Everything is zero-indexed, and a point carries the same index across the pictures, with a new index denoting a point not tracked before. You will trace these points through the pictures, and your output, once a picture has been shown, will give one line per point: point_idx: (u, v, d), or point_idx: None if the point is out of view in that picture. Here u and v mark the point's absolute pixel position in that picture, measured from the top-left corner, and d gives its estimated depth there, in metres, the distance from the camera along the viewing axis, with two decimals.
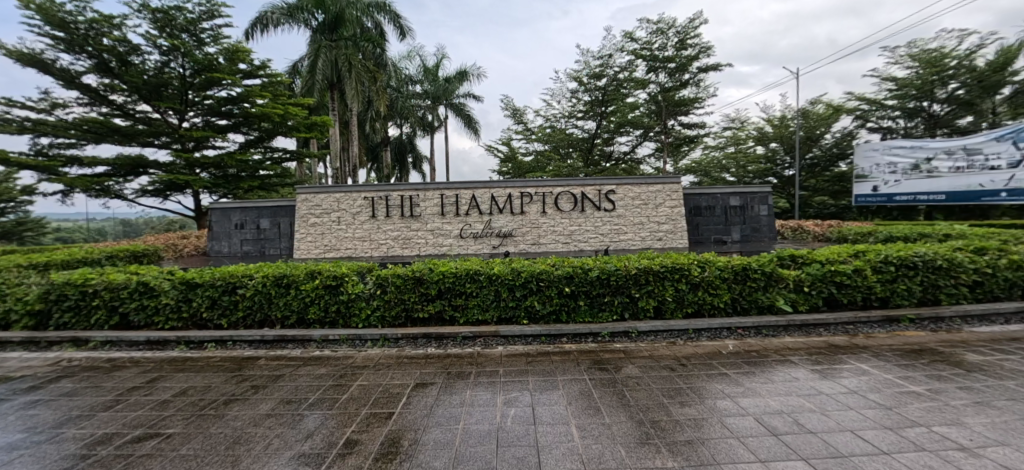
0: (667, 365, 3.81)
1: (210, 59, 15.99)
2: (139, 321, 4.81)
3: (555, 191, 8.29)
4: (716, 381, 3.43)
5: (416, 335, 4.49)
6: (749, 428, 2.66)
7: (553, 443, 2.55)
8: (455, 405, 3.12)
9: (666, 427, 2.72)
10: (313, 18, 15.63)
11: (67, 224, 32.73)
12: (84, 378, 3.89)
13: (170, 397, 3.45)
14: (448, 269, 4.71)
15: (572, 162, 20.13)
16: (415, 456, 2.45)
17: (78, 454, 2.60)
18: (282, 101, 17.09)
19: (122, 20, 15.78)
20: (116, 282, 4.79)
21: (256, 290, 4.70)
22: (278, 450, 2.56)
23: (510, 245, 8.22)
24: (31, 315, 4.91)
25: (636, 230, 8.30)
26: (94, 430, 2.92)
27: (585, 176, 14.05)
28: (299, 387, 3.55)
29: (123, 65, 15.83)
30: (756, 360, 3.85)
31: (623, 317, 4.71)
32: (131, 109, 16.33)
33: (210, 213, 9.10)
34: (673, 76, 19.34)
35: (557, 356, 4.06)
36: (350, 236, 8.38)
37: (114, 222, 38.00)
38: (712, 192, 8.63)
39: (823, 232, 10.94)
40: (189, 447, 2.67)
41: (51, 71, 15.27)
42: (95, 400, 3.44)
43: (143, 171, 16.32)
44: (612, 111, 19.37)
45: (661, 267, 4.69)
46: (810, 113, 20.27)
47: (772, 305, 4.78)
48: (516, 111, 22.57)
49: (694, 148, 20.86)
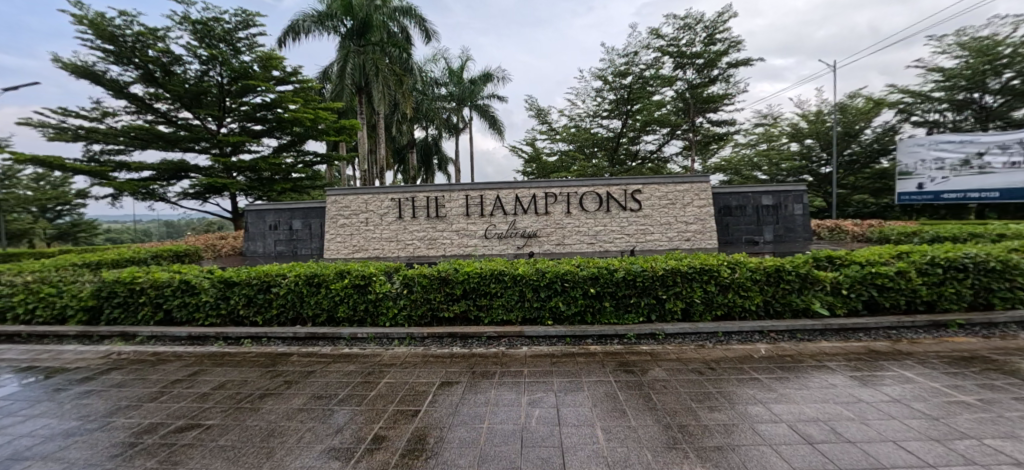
0: (696, 369, 3.71)
1: (245, 67, 16.74)
2: (181, 318, 5.06)
3: (579, 191, 8.21)
4: (747, 386, 3.32)
5: (441, 335, 4.53)
6: (782, 435, 2.57)
7: (579, 444, 2.53)
8: (479, 404, 3.14)
9: (693, 431, 2.65)
10: (342, 24, 15.94)
11: (120, 228, 35.03)
12: (132, 370, 4.13)
13: (209, 390, 3.62)
14: (473, 269, 4.72)
15: (598, 162, 19.97)
16: (441, 454, 2.49)
17: (126, 442, 2.76)
18: (313, 106, 17.73)
19: (165, 32, 16.65)
20: (161, 280, 5.05)
21: (289, 289, 4.86)
22: (310, 444, 2.65)
23: (535, 245, 8.21)
24: (85, 311, 5.24)
25: (663, 231, 8.12)
26: (141, 419, 3.10)
27: (611, 177, 13.66)
28: (330, 383, 3.67)
29: (166, 75, 16.68)
30: (790, 365, 3.71)
31: (649, 319, 4.63)
32: (173, 117, 17.23)
33: (246, 214, 9.50)
34: (702, 72, 18.70)
35: (582, 358, 4.02)
36: (378, 237, 8.56)
37: (159, 225, 40.31)
38: (743, 191, 8.35)
39: (863, 232, 10.43)
40: (226, 438, 2.79)
41: (103, 82, 16.28)
42: (142, 391, 3.64)
43: (183, 175, 17.13)
44: (638, 109, 19.08)
45: (689, 268, 4.58)
46: (849, 108, 19.31)
47: (808, 308, 4.58)
48: (540, 111, 22.50)
49: (723, 147, 20.21)
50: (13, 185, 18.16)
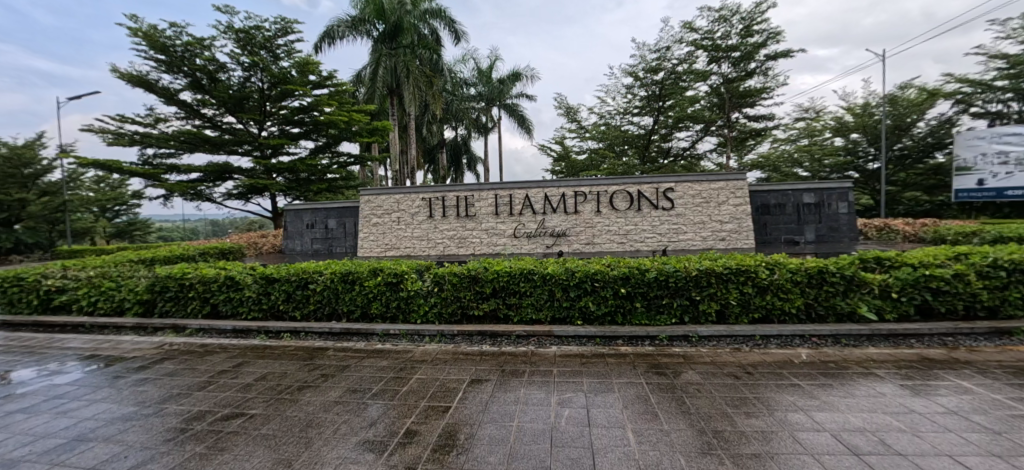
0: (731, 373, 3.59)
1: (284, 72, 17.48)
2: (226, 311, 5.34)
3: (609, 189, 8.09)
4: (787, 392, 3.18)
5: (471, 333, 4.58)
6: (826, 444, 2.45)
7: (609, 446, 2.50)
8: (509, 403, 3.15)
9: (729, 438, 2.56)
10: (374, 28, 16.36)
11: (172, 226, 37.38)
12: (183, 361, 4.39)
13: (252, 381, 3.80)
14: (503, 268, 4.74)
15: (628, 160, 19.69)
16: (471, 450, 2.52)
17: (178, 427, 2.94)
18: (347, 109, 18.32)
19: (211, 41, 17.58)
20: (208, 275, 5.34)
21: (325, 286, 5.03)
22: (345, 435, 2.74)
23: (565, 245, 8.17)
24: (140, 304, 5.61)
25: (697, 230, 7.89)
26: (191, 406, 3.30)
27: (644, 175, 13.37)
28: (364, 377, 3.77)
29: (212, 82, 17.62)
30: (834, 371, 3.52)
31: (682, 321, 4.51)
32: (219, 121, 18.17)
33: (286, 214, 9.92)
34: (739, 65, 18.01)
35: (612, 359, 3.97)
36: (409, 235, 8.75)
37: (207, 224, 42.73)
38: (782, 188, 7.99)
39: (917, 231, 9.79)
40: (268, 427, 2.92)
41: (156, 90, 17.37)
42: (191, 380, 3.87)
43: (228, 177, 18.06)
44: (671, 105, 18.65)
45: (725, 268, 4.42)
46: (899, 100, 18.13)
47: (854, 312, 4.34)
48: (570, 109, 22.34)
49: (761, 143, 19.42)
50: (78, 186, 19.66)
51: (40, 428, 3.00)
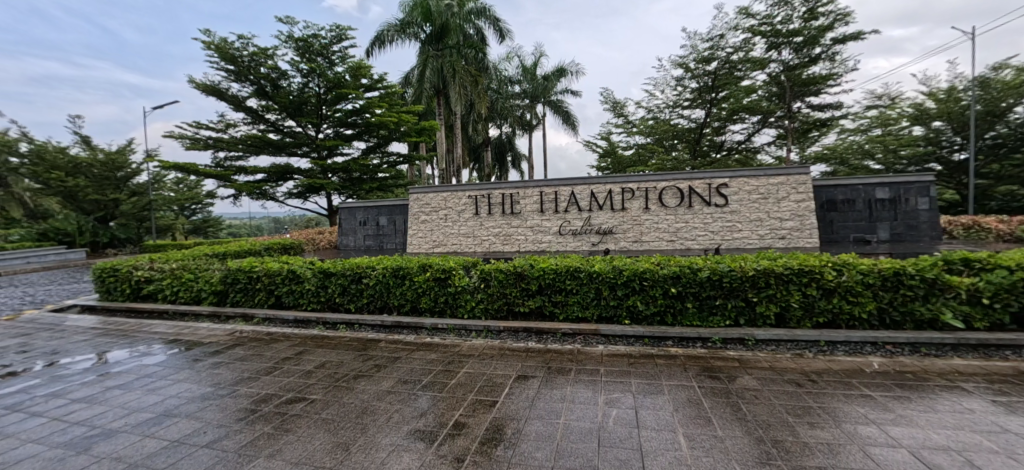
0: (792, 380, 3.37)
1: (339, 77, 18.41)
2: (288, 302, 5.73)
3: (658, 186, 7.85)
4: (857, 403, 2.94)
5: (517, 329, 4.63)
6: (903, 461, 2.25)
7: (659, 449, 2.44)
8: (556, 400, 3.15)
9: (791, 449, 2.41)
10: (422, 30, 16.77)
11: (241, 223, 40.68)
12: (251, 347, 4.77)
13: (312, 368, 4.06)
14: (549, 265, 4.73)
15: (678, 154, 19.14)
16: (518, 445, 2.55)
17: (248, 408, 3.20)
18: (396, 110, 18.98)
19: (274, 51, 18.80)
20: (273, 269, 5.76)
21: (377, 280, 5.27)
22: (397, 424, 2.86)
23: (611, 243, 8.02)
24: (215, 294, 6.15)
25: (753, 228, 7.48)
26: (259, 389, 3.58)
27: (697, 170, 12.79)
28: (414, 369, 3.92)
29: (274, 88, 18.88)
30: (912, 383, 3.22)
31: (737, 323, 4.31)
32: (281, 125, 19.44)
33: (341, 212, 10.46)
34: (801, 51, 16.75)
35: (662, 360, 3.86)
36: (456, 232, 8.96)
37: (270, 220, 45.98)
38: (851, 183, 7.37)
39: (1016, 230, 8.69)
40: (327, 412, 3.11)
41: (226, 98, 18.87)
42: (259, 365, 4.20)
43: (289, 177, 19.30)
44: (725, 96, 17.75)
45: (786, 269, 4.17)
46: (991, 82, 16.12)
47: (935, 319, 3.94)
48: (616, 103, 21.82)
49: (826, 134, 18.00)
50: (162, 187, 21.82)
51: (134, 403, 3.38)
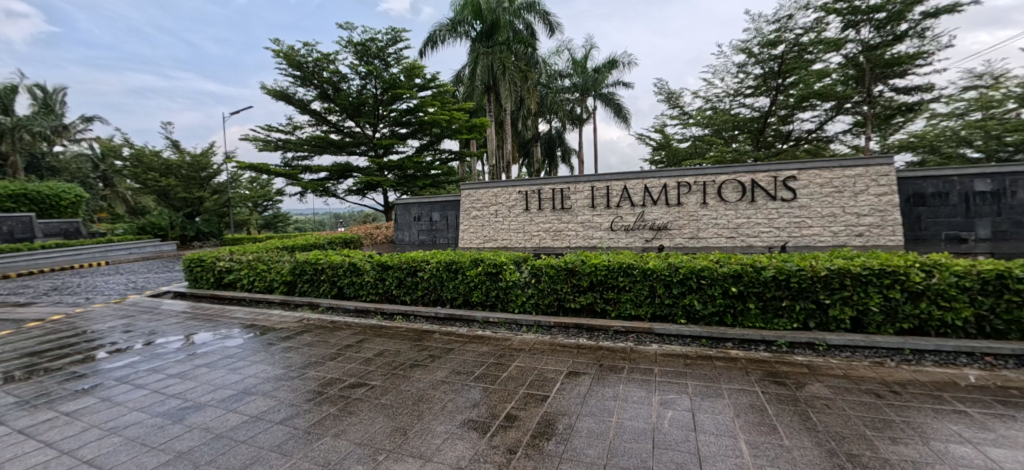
0: (870, 390, 3.11)
1: (394, 78, 19.17)
2: (350, 293, 6.10)
3: (718, 180, 7.46)
4: (948, 420, 2.66)
5: (569, 325, 4.63)
6: None
7: (718, 455, 2.35)
8: (608, 398, 3.13)
9: (868, 463, 2.23)
10: (472, 28, 17.00)
11: (305, 219, 43.69)
12: (318, 334, 5.14)
13: (372, 356, 4.31)
14: (601, 262, 4.68)
15: (740, 146, 18.21)
16: (570, 440, 2.56)
17: (316, 390, 3.46)
18: (448, 108, 19.49)
19: (335, 56, 19.86)
20: (336, 262, 6.16)
21: (432, 274, 5.47)
22: (452, 413, 2.97)
23: (665, 239, 7.76)
24: (285, 284, 6.69)
25: (825, 224, 6.93)
26: (325, 373, 3.86)
27: (763, 162, 11.99)
28: (466, 361, 4.04)
29: (335, 91, 20.00)
30: (1017, 400, 2.85)
31: (805, 326, 4.03)
32: (341, 126, 20.57)
33: (395, 208, 10.93)
34: (884, 28, 15.12)
35: (721, 363, 3.70)
36: (506, 227, 9.08)
37: (330, 216, 48.99)
38: (944, 174, 6.58)
39: None
40: (387, 397, 3.30)
41: (293, 102, 20.26)
42: (325, 351, 4.52)
43: (349, 175, 20.42)
44: (793, 82, 16.45)
45: (864, 269, 3.83)
46: None
47: None
48: (671, 94, 20.98)
49: (913, 119, 16.17)
50: (238, 186, 23.96)
51: (220, 380, 3.77)
